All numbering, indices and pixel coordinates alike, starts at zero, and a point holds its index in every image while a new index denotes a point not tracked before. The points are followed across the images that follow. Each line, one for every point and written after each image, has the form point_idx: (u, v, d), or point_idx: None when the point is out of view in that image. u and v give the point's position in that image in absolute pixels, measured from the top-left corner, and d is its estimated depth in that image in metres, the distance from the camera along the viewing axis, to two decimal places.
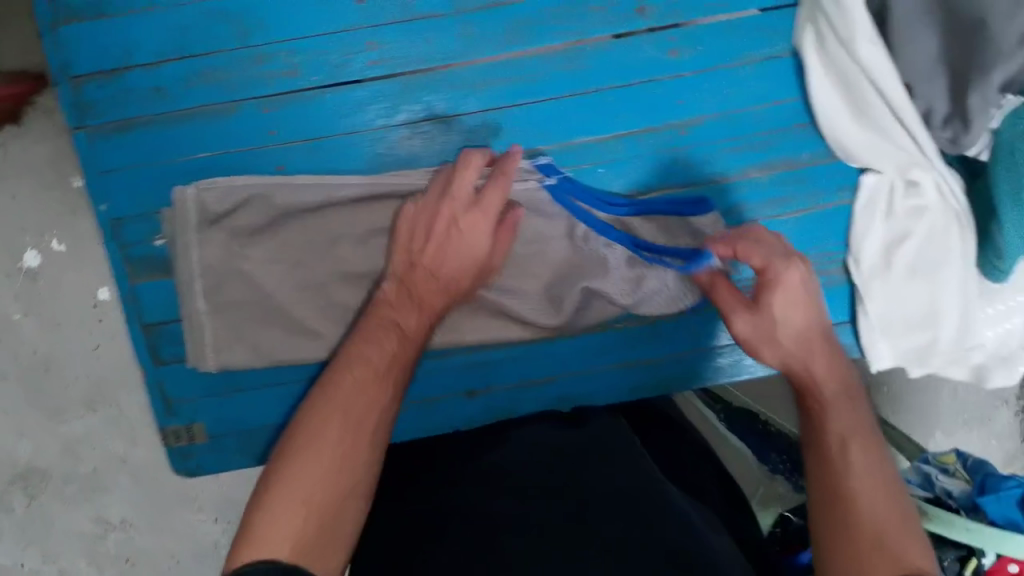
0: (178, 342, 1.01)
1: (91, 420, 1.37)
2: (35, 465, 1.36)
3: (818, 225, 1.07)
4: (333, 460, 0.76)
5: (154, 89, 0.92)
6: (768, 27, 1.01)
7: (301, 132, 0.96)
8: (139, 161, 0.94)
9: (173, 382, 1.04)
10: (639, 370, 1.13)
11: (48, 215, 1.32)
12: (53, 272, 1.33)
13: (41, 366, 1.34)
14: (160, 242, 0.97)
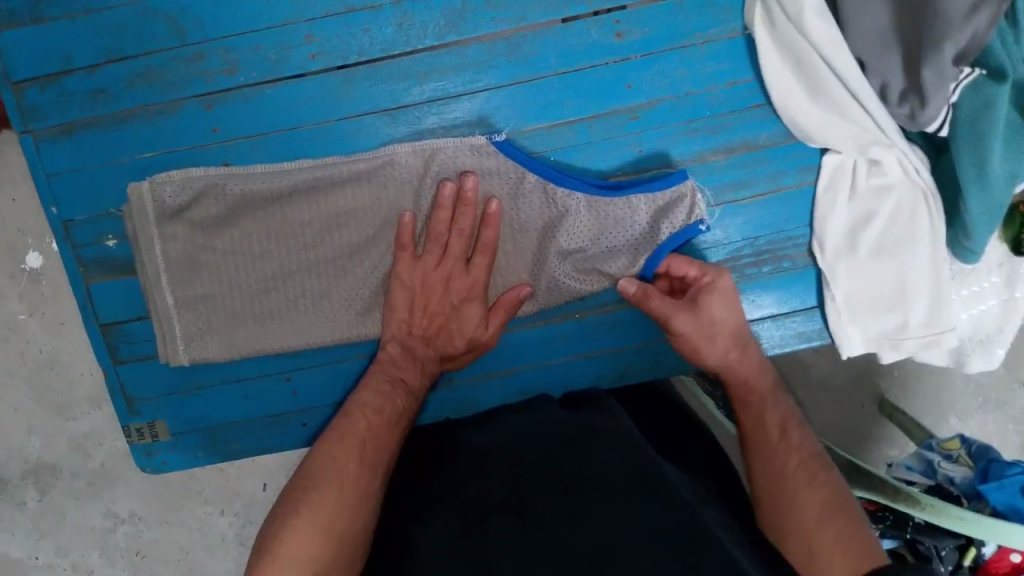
0: (136, 340, 1.06)
1: (97, 416, 1.41)
2: (45, 461, 1.42)
3: (779, 206, 1.07)
4: (339, 496, 0.79)
5: (95, 92, 0.96)
6: (719, 3, 0.99)
7: (243, 130, 0.98)
8: (88, 162, 0.98)
9: (134, 382, 1.08)
10: (602, 359, 1.12)
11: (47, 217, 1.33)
12: (54, 272, 1.35)
13: (46, 366, 1.38)
14: (112, 242, 1.01)
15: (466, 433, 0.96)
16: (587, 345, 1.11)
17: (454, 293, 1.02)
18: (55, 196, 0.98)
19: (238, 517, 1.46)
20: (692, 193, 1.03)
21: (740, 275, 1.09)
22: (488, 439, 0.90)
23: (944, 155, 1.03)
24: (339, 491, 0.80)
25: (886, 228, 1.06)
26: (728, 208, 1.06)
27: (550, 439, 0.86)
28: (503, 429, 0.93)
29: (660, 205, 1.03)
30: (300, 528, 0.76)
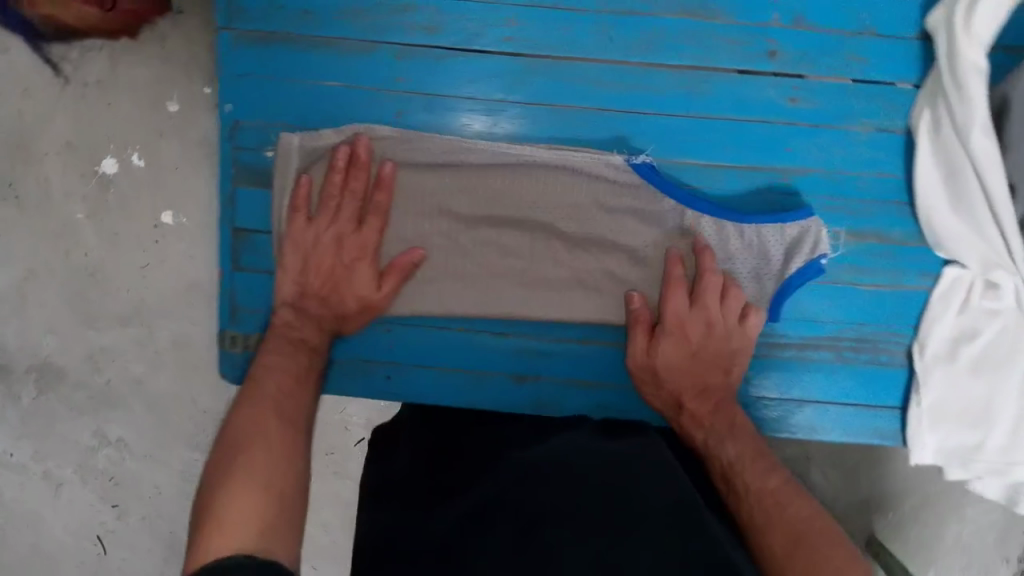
0: (259, 252, 1.13)
1: (122, 336, 1.39)
2: (54, 363, 1.40)
3: (890, 304, 1.17)
4: (281, 470, 0.87)
5: (304, 16, 1.07)
6: (888, 100, 1.12)
7: (424, 86, 1.10)
8: (271, 74, 1.08)
9: (244, 291, 1.15)
10: None
11: (137, 131, 1.34)
12: (126, 184, 1.35)
13: (87, 270, 1.37)
14: (270, 154, 1.11)
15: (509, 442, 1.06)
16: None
17: (346, 253, 1.08)
18: (232, 96, 1.09)
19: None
20: (817, 228, 1.12)
21: (838, 354, 1.18)
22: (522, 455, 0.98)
23: None
24: (275, 469, 0.86)
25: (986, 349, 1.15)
26: (846, 289, 1.16)
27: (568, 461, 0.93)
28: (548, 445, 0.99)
29: (785, 237, 1.12)
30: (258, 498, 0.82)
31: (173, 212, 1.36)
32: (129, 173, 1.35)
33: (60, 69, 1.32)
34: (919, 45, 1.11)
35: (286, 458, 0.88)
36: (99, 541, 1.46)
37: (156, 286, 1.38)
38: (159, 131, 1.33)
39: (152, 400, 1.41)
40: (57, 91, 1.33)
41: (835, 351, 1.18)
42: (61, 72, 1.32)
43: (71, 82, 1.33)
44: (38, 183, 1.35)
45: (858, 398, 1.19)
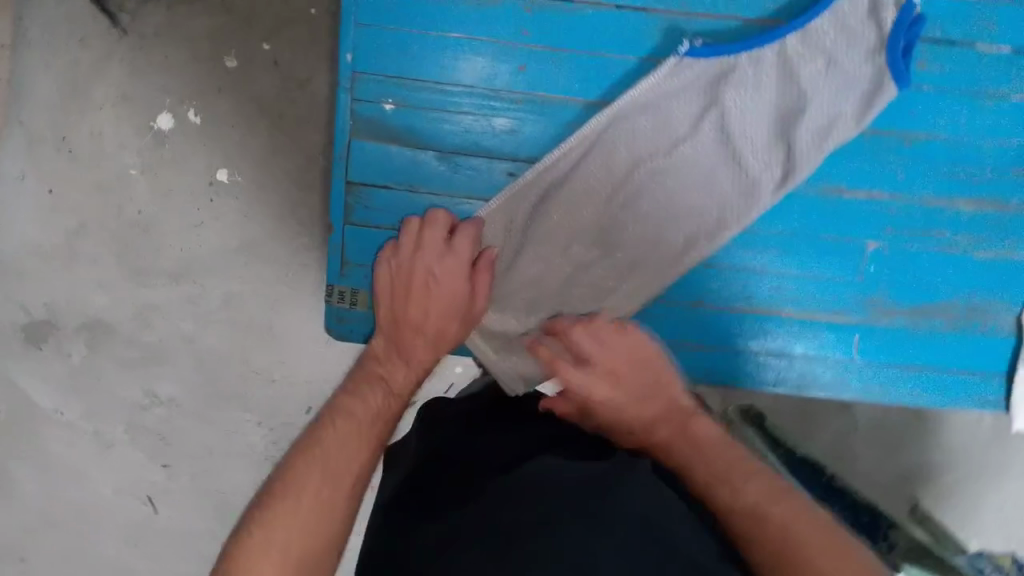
0: (374, 206, 1.07)
1: (172, 293, 1.39)
2: (105, 319, 1.39)
3: (1009, 274, 1.10)
4: (354, 451, 0.83)
5: None
6: (1015, 66, 1.06)
7: (548, 39, 1.05)
8: (397, 23, 1.03)
9: (354, 245, 1.09)
10: (800, 365, 1.11)
11: (191, 87, 1.33)
12: (180, 140, 1.34)
13: (139, 226, 1.37)
14: (389, 107, 1.05)
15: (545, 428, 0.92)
16: (771, 318, 1.10)
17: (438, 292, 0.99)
18: (354, 44, 1.03)
19: (275, 432, 1.43)
20: None
21: (949, 323, 1.11)
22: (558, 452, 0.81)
23: None
24: (341, 460, 0.82)
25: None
26: (965, 256, 1.09)
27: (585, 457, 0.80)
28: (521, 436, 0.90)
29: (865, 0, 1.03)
30: (309, 493, 0.78)
31: (228, 170, 1.35)
32: (185, 128, 1.34)
33: (117, 19, 1.31)
34: None
35: (361, 453, 0.84)
36: (147, 503, 1.43)
37: (209, 241, 1.37)
38: (218, 86, 1.32)
39: (202, 357, 1.40)
40: (113, 42, 1.32)
41: (934, 318, 1.11)
42: (117, 23, 1.31)
43: (128, 32, 1.31)
44: (92, 135, 1.34)
45: (966, 368, 1.11)
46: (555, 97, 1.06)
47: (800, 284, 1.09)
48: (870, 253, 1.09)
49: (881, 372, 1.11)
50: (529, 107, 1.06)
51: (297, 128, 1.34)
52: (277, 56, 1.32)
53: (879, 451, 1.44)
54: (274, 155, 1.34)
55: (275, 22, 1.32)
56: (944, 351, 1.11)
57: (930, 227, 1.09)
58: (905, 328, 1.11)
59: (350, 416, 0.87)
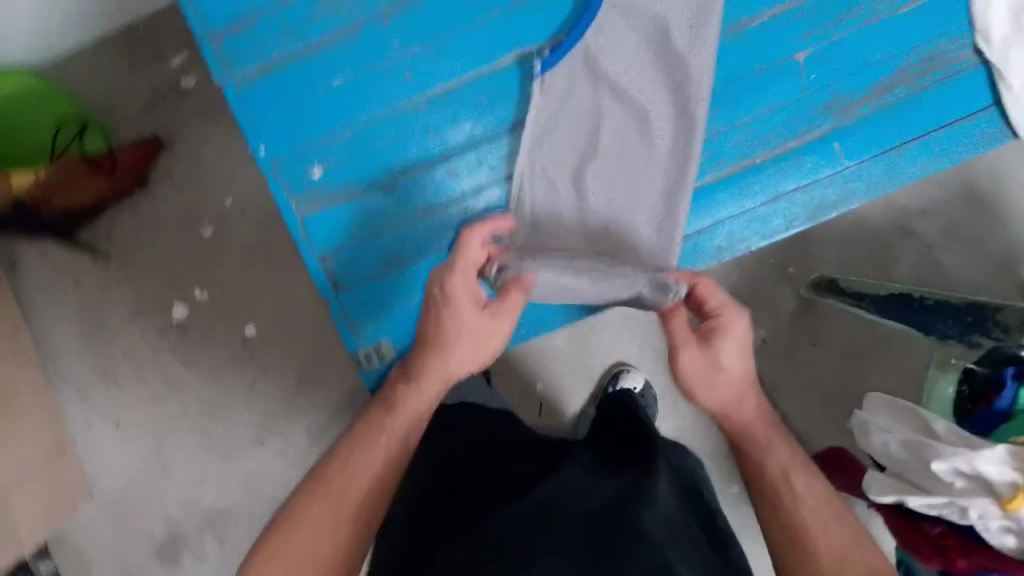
0: (330, 219, 0.98)
1: (263, 453, 1.41)
2: (220, 507, 1.42)
3: (939, 8, 0.99)
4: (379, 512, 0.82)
5: (296, 35, 0.98)
6: None
7: (419, 40, 0.99)
8: (280, 104, 0.98)
9: (335, 257, 0.99)
10: (787, 201, 1.01)
11: (186, 271, 1.39)
12: (201, 320, 1.40)
13: (206, 410, 1.41)
14: (317, 172, 0.98)
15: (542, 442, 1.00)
16: (750, 173, 1.00)
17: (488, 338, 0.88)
18: (260, 137, 0.98)
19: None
20: None
21: (913, 87, 0.99)
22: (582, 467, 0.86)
23: None
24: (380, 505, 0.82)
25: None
26: (889, 18, 0.98)
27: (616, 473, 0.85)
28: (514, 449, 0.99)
29: None
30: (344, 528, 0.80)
31: (253, 323, 1.40)
32: (199, 309, 1.40)
33: (97, 249, 1.39)
34: None
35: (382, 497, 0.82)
36: None
37: (271, 389, 1.41)
38: (208, 256, 1.39)
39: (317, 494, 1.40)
40: (103, 270, 1.39)
41: (889, 94, 0.99)
42: (97, 251, 1.39)
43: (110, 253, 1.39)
44: (128, 355, 1.40)
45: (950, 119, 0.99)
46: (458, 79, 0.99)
47: (752, 127, 0.99)
48: (804, 63, 0.98)
49: (850, 171, 1.00)
50: (431, 113, 0.99)
51: (290, 256, 1.40)
52: (243, 204, 1.39)
53: (965, 255, 1.39)
54: (287, 287, 1.40)
55: (226, 176, 1.38)
56: (918, 118, 0.99)
57: (835, 23, 0.98)
58: (869, 117, 0.99)
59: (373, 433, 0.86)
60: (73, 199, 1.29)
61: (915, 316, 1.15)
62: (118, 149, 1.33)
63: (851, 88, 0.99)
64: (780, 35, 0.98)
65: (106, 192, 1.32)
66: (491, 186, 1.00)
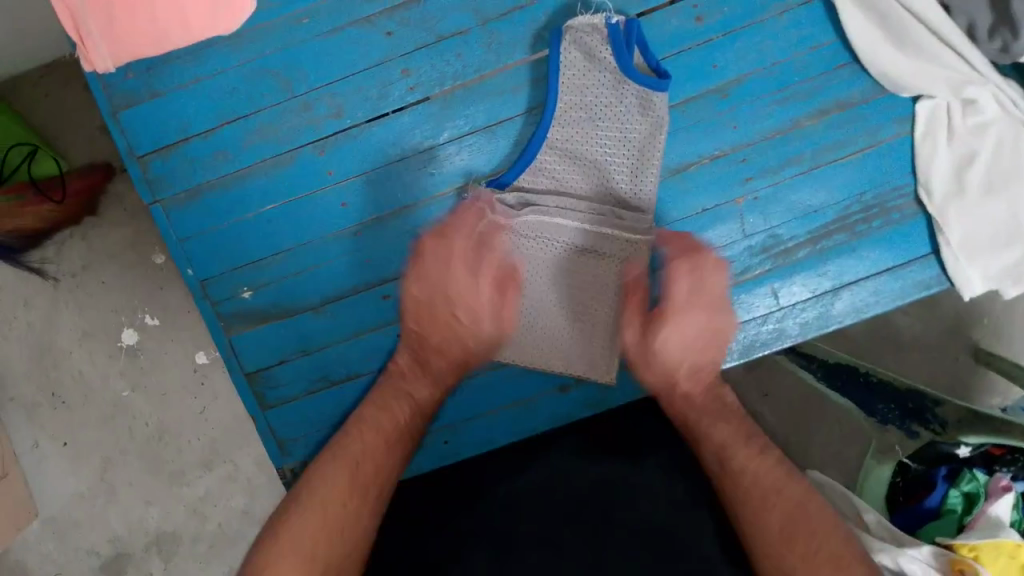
0: (265, 291, 0.68)
1: (211, 480, 1.12)
2: (167, 531, 1.12)
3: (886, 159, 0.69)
4: (353, 498, 0.57)
5: (212, 154, 0.66)
6: None
7: (358, 165, 0.66)
8: (209, 226, 0.67)
9: (252, 343, 0.69)
10: (747, 333, 0.71)
11: (135, 293, 1.11)
12: (154, 347, 1.12)
13: (154, 438, 1.12)
14: (247, 294, 0.68)
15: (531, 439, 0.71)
16: (751, 287, 0.70)
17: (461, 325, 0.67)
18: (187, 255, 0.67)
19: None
20: None
21: (869, 233, 0.70)
22: (563, 455, 0.65)
23: None
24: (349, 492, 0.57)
25: (1011, 164, 0.68)
26: (834, 168, 0.68)
27: (601, 458, 0.64)
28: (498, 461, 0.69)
29: None
30: (313, 512, 0.55)
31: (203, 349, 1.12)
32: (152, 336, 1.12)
33: (45, 271, 1.10)
34: None
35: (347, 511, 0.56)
36: None
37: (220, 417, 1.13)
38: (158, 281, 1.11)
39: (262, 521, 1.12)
40: (52, 293, 1.11)
41: (896, 214, 0.69)
42: (44, 274, 1.10)
43: (58, 277, 1.11)
44: (77, 379, 1.12)
45: (905, 259, 0.70)
46: (444, 195, 0.68)
47: None
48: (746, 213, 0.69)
49: (826, 299, 0.70)
50: (373, 242, 0.68)
51: None
52: None
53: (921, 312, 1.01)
54: None
55: None
56: (916, 244, 0.70)
57: (811, 153, 0.68)
58: (845, 253, 0.70)
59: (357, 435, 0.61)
60: (13, 227, 1.02)
61: (861, 396, 0.91)
62: (67, 173, 1.07)
63: (893, 205, 0.69)
64: (869, 175, 0.69)
65: (53, 223, 1.06)
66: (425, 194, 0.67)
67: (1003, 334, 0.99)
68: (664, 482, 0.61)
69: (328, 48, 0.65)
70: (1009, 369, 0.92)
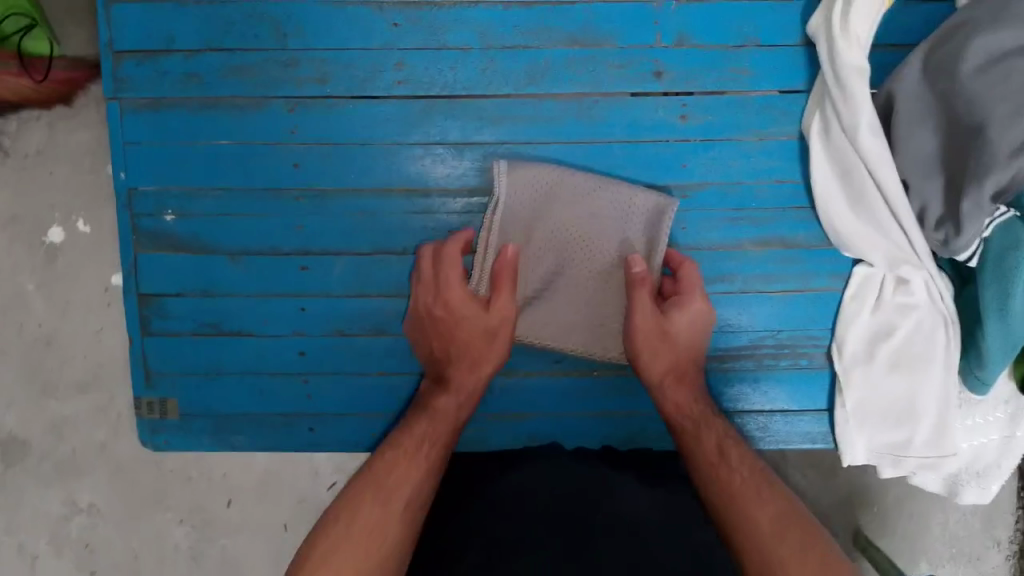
0: (188, 220, 0.67)
1: (82, 404, 0.89)
2: (19, 437, 0.88)
3: (804, 308, 0.71)
4: (398, 488, 0.58)
5: (186, 76, 0.65)
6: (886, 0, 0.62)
7: (322, 135, 0.67)
8: (160, 141, 0.66)
9: (157, 268, 0.68)
10: (625, 421, 0.73)
11: (81, 191, 0.87)
12: (74, 256, 0.88)
13: (40, 344, 0.88)
14: (170, 219, 0.67)
15: (530, 460, 0.69)
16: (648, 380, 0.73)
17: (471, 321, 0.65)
18: (127, 158, 0.66)
19: (200, 533, 0.89)
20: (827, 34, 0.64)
21: (769, 369, 0.72)
22: (538, 459, 0.69)
23: (968, 289, 0.68)
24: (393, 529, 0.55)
25: (919, 350, 0.69)
26: (756, 299, 0.70)
27: (584, 464, 0.67)
28: (511, 476, 0.66)
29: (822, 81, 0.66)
30: (348, 525, 0.55)
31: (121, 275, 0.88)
32: (87, 248, 0.88)
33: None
34: (802, 54, 0.67)
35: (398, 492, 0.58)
36: None
37: (121, 353, 0.89)
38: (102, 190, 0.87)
39: (121, 465, 0.89)
40: None
41: (804, 361, 0.72)
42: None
43: (8, 154, 0.86)
44: None
45: (792, 405, 0.72)
46: (395, 193, 0.68)
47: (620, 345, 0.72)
48: None
49: None
50: (312, 214, 0.68)
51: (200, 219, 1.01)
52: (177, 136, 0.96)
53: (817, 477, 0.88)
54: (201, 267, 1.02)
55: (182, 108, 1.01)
56: (812, 395, 0.72)
57: (745, 277, 0.70)
58: (745, 380, 0.72)
59: (396, 463, 0.59)
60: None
61: None
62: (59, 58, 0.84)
63: (805, 353, 0.72)
64: (792, 317, 0.71)
65: (24, 101, 0.86)
66: (376, 186, 0.68)
67: (890, 523, 0.89)
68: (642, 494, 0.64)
69: (334, 16, 0.65)
70: (883, 564, 0.82)
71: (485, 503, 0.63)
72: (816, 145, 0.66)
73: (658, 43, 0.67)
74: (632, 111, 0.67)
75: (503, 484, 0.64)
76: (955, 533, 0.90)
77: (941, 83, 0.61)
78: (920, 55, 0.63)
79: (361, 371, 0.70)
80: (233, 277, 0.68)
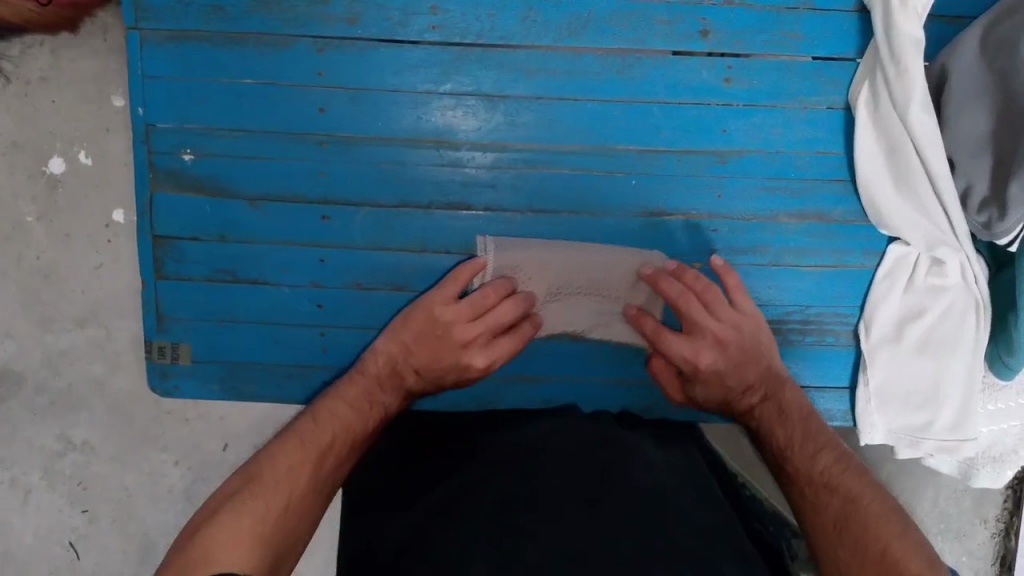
0: (210, 156, 0.65)
1: (81, 339, 0.80)
2: (14, 370, 0.81)
3: (835, 285, 0.69)
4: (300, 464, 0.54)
5: (211, 8, 0.62)
6: None
7: (351, 80, 0.64)
8: (184, 76, 0.63)
9: (174, 212, 0.66)
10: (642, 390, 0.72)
11: (80, 116, 0.77)
12: (78, 187, 0.78)
13: (38, 276, 0.79)
14: (189, 158, 0.65)
15: (535, 421, 0.64)
16: None
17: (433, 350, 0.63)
18: (146, 94, 0.63)
19: (196, 474, 0.83)
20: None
21: (794, 345, 0.71)
22: (539, 420, 0.64)
23: (1005, 274, 0.67)
24: (271, 516, 0.50)
25: (951, 334, 0.68)
26: (785, 274, 0.69)
27: (593, 422, 0.64)
28: (521, 430, 0.62)
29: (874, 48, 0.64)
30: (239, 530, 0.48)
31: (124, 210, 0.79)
32: (89, 182, 0.78)
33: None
34: (855, 21, 0.65)
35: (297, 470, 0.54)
36: (70, 549, 0.83)
37: (125, 290, 0.80)
38: (104, 122, 0.77)
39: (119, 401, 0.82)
40: None
41: (829, 337, 0.71)
42: None
43: (11, 80, 0.77)
44: None
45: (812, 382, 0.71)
46: (421, 144, 0.65)
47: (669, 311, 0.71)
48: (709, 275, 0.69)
49: None
50: (334, 160, 0.65)
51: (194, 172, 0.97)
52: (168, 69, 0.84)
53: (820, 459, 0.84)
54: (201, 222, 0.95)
55: None
56: (837, 372, 0.71)
57: (777, 249, 0.68)
58: None
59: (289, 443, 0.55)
60: None
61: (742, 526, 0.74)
62: None
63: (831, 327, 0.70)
64: (822, 292, 0.70)
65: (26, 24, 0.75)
66: (406, 131, 0.65)
67: None
68: (655, 455, 0.60)
69: None
70: None
71: (488, 454, 0.58)
72: (861, 115, 0.64)
73: (706, 0, 0.64)
74: (675, 70, 0.65)
75: (509, 441, 0.60)
76: (944, 512, 0.86)
77: (999, 61, 0.59)
78: (978, 32, 0.61)
79: (375, 326, 0.68)
80: (250, 219, 0.66)
